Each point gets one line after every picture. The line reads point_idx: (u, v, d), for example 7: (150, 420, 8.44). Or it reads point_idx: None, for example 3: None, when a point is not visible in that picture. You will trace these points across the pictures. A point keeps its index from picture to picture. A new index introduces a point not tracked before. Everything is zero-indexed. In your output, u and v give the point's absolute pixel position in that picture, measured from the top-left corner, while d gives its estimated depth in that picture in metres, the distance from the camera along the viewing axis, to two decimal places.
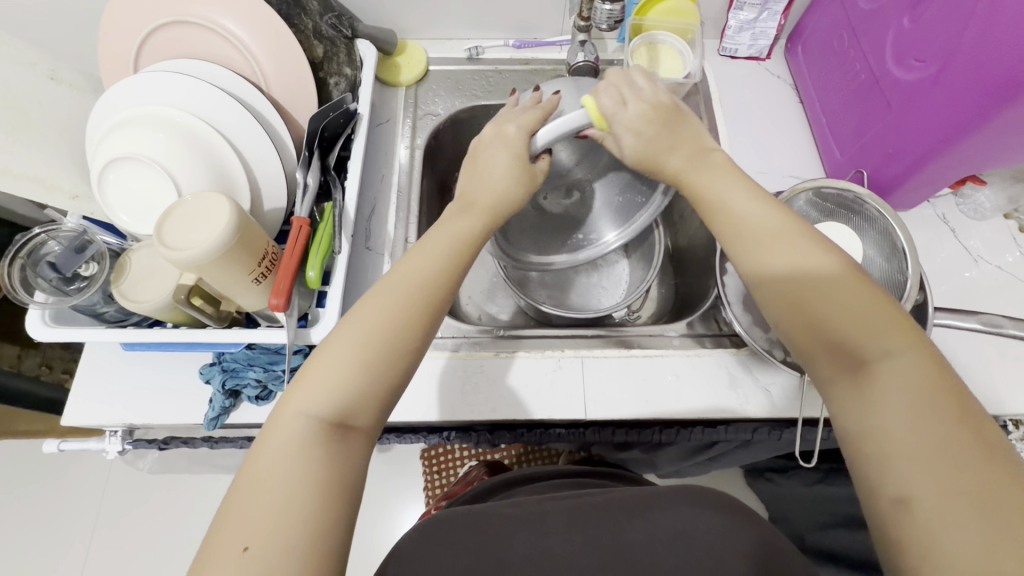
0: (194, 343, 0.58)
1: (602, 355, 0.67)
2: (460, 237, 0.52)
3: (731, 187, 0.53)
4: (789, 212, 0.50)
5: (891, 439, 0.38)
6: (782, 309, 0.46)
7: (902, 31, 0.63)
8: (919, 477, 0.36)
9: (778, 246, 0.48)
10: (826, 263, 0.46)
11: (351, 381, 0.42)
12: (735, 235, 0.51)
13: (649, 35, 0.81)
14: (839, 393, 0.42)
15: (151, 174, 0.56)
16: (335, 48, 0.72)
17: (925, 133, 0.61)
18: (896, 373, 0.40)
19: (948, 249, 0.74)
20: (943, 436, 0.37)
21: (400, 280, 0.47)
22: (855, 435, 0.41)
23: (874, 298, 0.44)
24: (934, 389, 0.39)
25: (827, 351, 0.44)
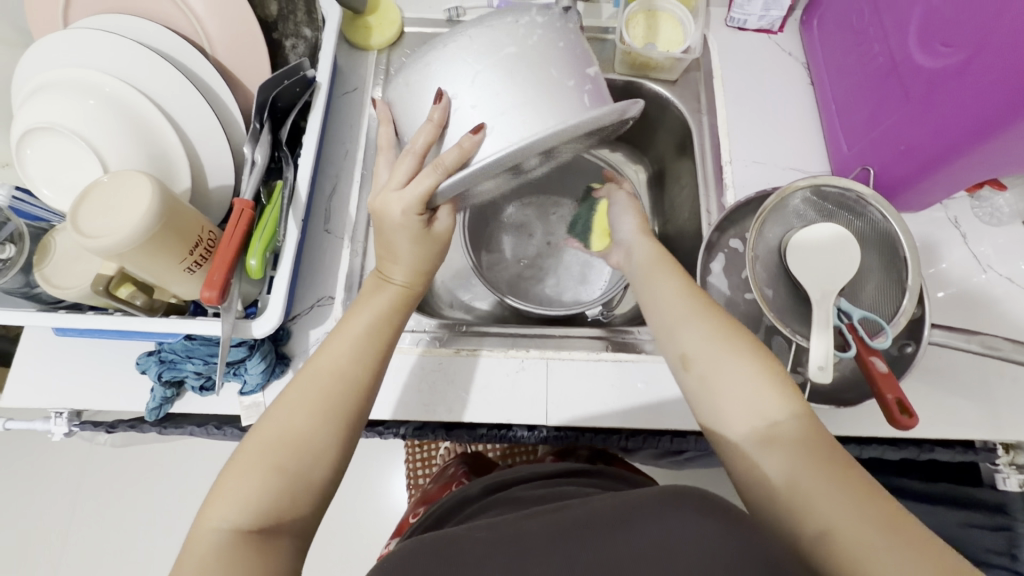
0: (130, 332, 0.54)
1: (569, 357, 0.63)
2: (380, 313, 0.51)
3: (659, 270, 0.55)
4: (699, 289, 0.52)
5: (794, 491, 0.38)
6: (693, 381, 0.46)
7: (931, 7, 0.53)
8: (832, 520, 0.36)
9: (675, 313, 0.50)
10: (715, 319, 0.48)
11: (274, 480, 0.41)
12: (663, 308, 0.51)
13: (648, 2, 0.74)
14: (746, 454, 0.42)
15: (74, 148, 0.50)
16: (292, 5, 0.64)
17: (944, 130, 0.54)
18: (800, 432, 0.40)
19: (954, 255, 0.68)
20: (838, 484, 0.37)
21: (315, 378, 0.46)
22: (771, 498, 0.39)
23: (753, 351, 0.46)
24: (826, 445, 0.40)
25: (739, 413, 0.43)
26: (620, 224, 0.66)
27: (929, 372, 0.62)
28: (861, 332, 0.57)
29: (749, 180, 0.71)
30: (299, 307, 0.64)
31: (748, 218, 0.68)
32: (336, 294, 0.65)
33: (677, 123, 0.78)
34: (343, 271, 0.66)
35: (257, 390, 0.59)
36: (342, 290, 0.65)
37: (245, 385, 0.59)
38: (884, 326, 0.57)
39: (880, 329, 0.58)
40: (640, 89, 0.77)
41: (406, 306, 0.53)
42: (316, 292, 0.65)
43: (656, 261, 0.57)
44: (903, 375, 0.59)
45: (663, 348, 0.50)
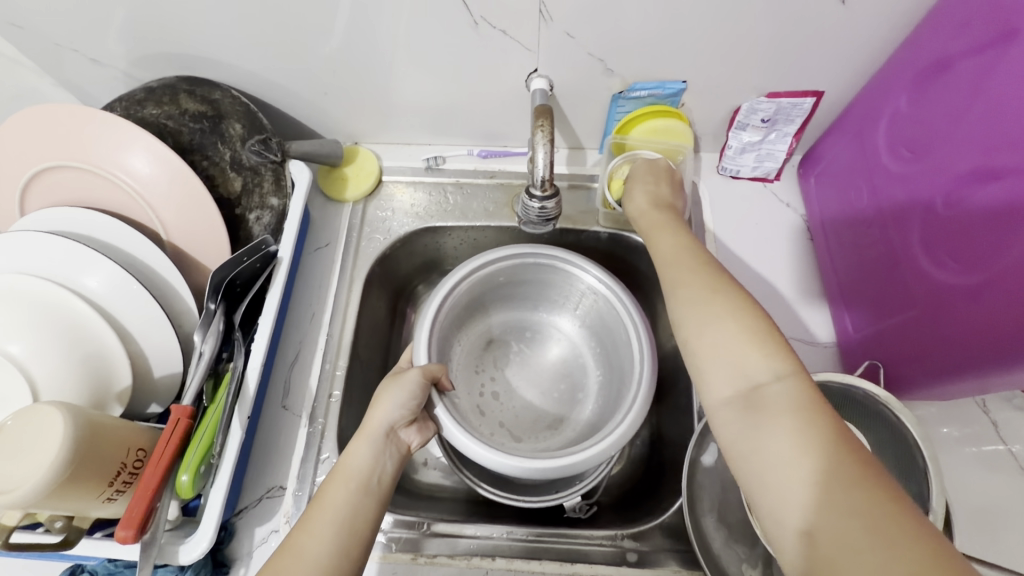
0: (46, 553, 0.49)
1: (540, 568, 0.56)
2: (351, 472, 0.53)
3: (659, 236, 0.56)
4: (708, 259, 0.51)
5: (826, 538, 0.34)
6: (682, 342, 0.47)
7: (933, 213, 0.48)
8: (806, 494, 0.36)
9: (699, 324, 0.45)
10: (740, 330, 0.44)
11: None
12: (663, 280, 0.51)
13: (634, 156, 0.69)
14: (728, 409, 0.42)
15: (1, 365, 0.48)
16: (258, 178, 0.63)
17: (954, 345, 0.48)
18: (785, 385, 0.40)
19: (980, 444, 0.60)
20: (820, 455, 0.36)
21: (289, 569, 0.47)
22: (752, 460, 0.39)
23: (781, 368, 0.41)
24: (864, 475, 0.35)
25: (722, 369, 0.43)
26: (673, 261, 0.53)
27: None
28: None
29: None
30: (246, 500, 0.59)
31: None
32: (287, 483, 0.60)
33: None
34: (298, 456, 0.61)
35: None
36: (294, 480, 0.59)
37: None
38: None
39: None
40: (625, 240, 0.73)
41: (392, 457, 0.56)
42: (266, 481, 0.60)
43: (681, 255, 0.52)
44: None
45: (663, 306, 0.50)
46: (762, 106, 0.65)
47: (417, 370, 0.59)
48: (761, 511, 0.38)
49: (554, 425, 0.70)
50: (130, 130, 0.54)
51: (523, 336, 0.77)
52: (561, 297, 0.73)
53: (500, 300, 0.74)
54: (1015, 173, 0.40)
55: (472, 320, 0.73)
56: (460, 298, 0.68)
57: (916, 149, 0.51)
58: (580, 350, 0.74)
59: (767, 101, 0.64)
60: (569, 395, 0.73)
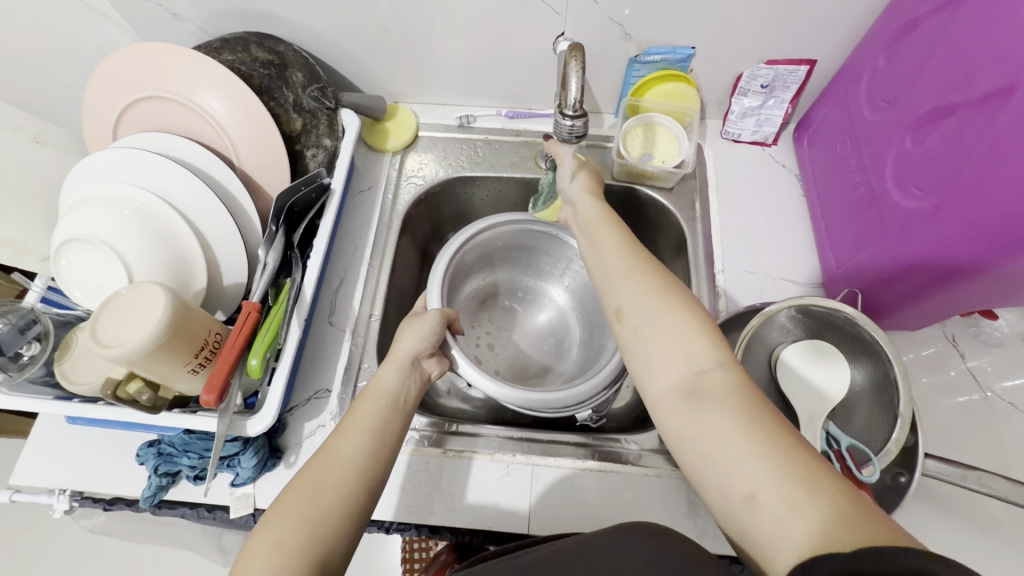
0: (133, 423, 0.57)
1: (555, 464, 0.64)
2: (383, 391, 0.56)
3: (602, 229, 0.59)
4: (642, 250, 0.56)
5: (732, 469, 0.40)
6: (629, 332, 0.50)
7: (903, 151, 0.56)
8: (725, 446, 0.41)
9: (622, 294, 0.52)
10: (651, 297, 0.50)
11: (287, 558, 0.43)
12: (598, 273, 0.57)
13: (647, 117, 0.78)
14: (673, 397, 0.46)
15: (103, 256, 0.56)
16: (316, 121, 0.71)
17: (919, 266, 0.55)
18: (721, 375, 0.44)
19: (951, 370, 0.68)
20: (756, 435, 0.40)
21: (326, 468, 0.49)
22: (696, 440, 0.43)
23: (691, 328, 0.48)
24: (760, 414, 0.42)
25: (663, 359, 0.47)
26: (567, 187, 0.66)
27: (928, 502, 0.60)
28: (849, 462, 0.56)
29: (740, 289, 0.72)
30: (296, 400, 0.67)
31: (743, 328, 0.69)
32: (332, 386, 0.67)
33: (673, 229, 0.80)
34: (341, 365, 0.69)
35: (249, 482, 0.61)
36: (339, 383, 0.67)
37: (237, 476, 0.61)
38: (871, 457, 0.56)
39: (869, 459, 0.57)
40: (636, 193, 0.81)
41: (415, 384, 0.59)
42: (314, 384, 0.68)
43: (599, 222, 0.60)
44: (899, 507, 0.57)
45: (607, 302, 0.54)
46: (762, 72, 0.73)
47: (436, 312, 0.64)
48: (705, 488, 0.42)
49: (541, 376, 0.79)
50: (212, 70, 0.63)
51: (515, 295, 0.85)
52: (549, 263, 0.81)
53: (498, 261, 0.82)
54: (965, 107, 0.49)
55: (474, 278, 0.81)
56: (468, 253, 0.76)
57: (890, 98, 0.59)
58: (564, 310, 0.83)
59: (765, 67, 0.72)
60: (556, 348, 0.81)
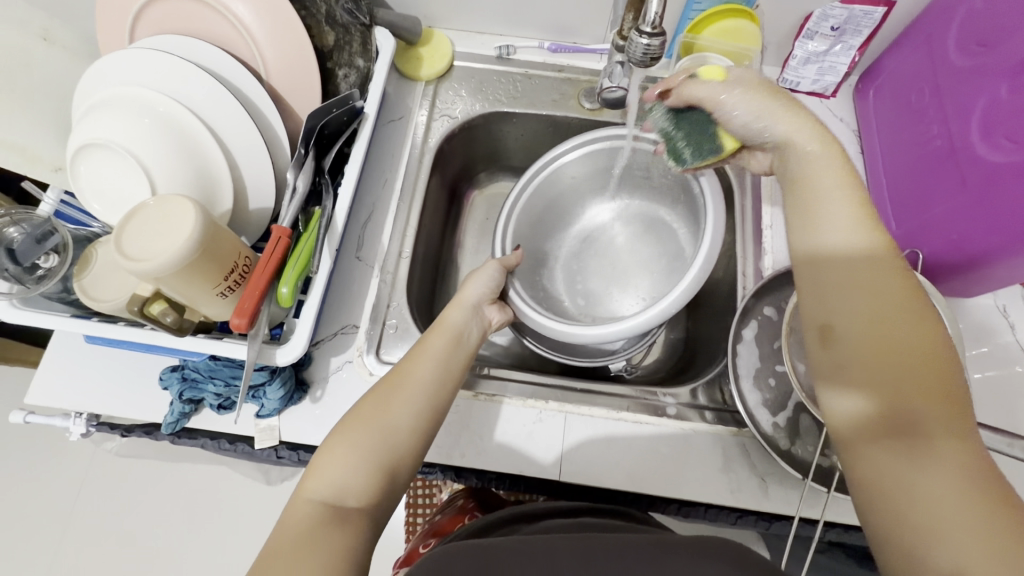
0: (156, 347, 0.55)
1: (589, 413, 0.62)
2: (452, 326, 0.55)
3: (833, 198, 0.46)
4: (887, 244, 0.44)
5: (940, 541, 0.33)
6: (830, 355, 0.43)
7: (996, 101, 0.52)
8: (939, 518, 0.34)
9: (836, 296, 0.44)
10: (886, 307, 0.41)
11: (364, 459, 0.42)
12: (807, 255, 0.47)
13: (700, 57, 0.71)
14: (879, 449, 0.38)
15: (125, 165, 0.51)
16: (349, 37, 0.65)
17: (995, 226, 0.52)
18: (955, 447, 0.36)
19: (996, 343, 0.66)
20: (977, 517, 0.33)
21: (400, 381, 0.48)
22: (898, 505, 0.36)
23: (931, 362, 0.39)
24: (998, 495, 0.34)
25: (874, 404, 0.39)
26: (752, 127, 0.51)
27: None
28: None
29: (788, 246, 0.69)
30: (321, 334, 0.64)
31: None
32: (360, 322, 0.65)
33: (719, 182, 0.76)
34: (370, 301, 0.66)
35: (274, 414, 0.59)
36: (367, 319, 0.64)
37: (262, 408, 0.59)
38: None
39: None
40: None
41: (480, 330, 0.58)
42: (341, 319, 0.65)
43: (818, 181, 0.47)
44: None
45: (806, 304, 0.46)
46: (834, 12, 0.66)
47: (495, 261, 0.62)
48: (886, 547, 0.36)
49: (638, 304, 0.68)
50: None
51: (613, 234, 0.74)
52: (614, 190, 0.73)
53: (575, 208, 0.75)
54: None
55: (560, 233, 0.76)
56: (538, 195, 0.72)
57: (985, 43, 0.54)
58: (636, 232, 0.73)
59: (840, 7, 0.65)
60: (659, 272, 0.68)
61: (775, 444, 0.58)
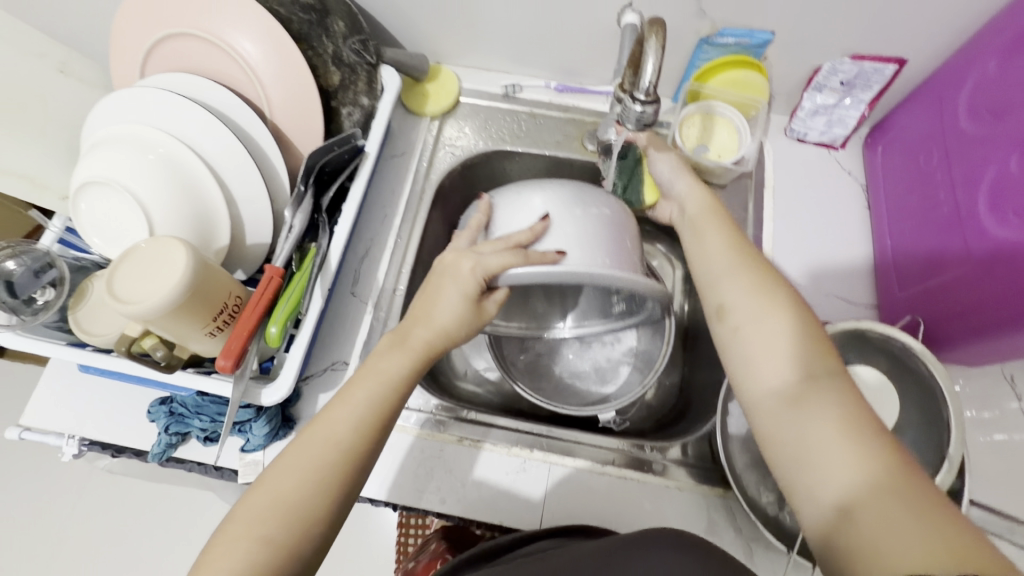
0: (147, 379, 0.55)
1: (573, 464, 0.61)
2: (392, 378, 0.47)
3: (705, 223, 0.56)
4: (749, 248, 0.52)
5: (842, 484, 0.38)
6: (727, 332, 0.48)
7: (1005, 173, 0.51)
8: (837, 463, 0.39)
9: (728, 287, 0.50)
10: (762, 289, 0.48)
11: (258, 556, 0.39)
12: (699, 262, 0.54)
13: (707, 105, 0.72)
14: (777, 405, 0.43)
15: (124, 202, 0.52)
16: (354, 76, 0.66)
17: (1001, 303, 0.51)
18: (833, 396, 0.41)
19: (1003, 414, 0.63)
20: (857, 446, 0.39)
21: (315, 445, 0.43)
22: (801, 450, 0.41)
23: (806, 329, 0.45)
24: (869, 428, 0.40)
25: (770, 360, 0.45)
26: (672, 181, 0.62)
27: None
28: None
29: None
30: (311, 370, 0.64)
31: None
32: (350, 359, 0.65)
33: None
34: (361, 338, 0.66)
35: (259, 449, 0.60)
36: (357, 357, 0.64)
37: (248, 442, 0.59)
38: None
39: None
40: None
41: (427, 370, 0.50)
42: (332, 355, 0.65)
43: (705, 212, 0.57)
44: None
45: (705, 297, 0.52)
46: (844, 67, 0.66)
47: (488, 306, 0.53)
48: (800, 498, 0.40)
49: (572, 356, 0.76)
50: (251, 11, 0.58)
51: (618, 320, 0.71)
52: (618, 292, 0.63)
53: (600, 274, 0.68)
54: None
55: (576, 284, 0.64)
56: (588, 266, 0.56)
57: (995, 111, 0.53)
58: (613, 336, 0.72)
59: (850, 62, 0.65)
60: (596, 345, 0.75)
61: (762, 511, 0.56)
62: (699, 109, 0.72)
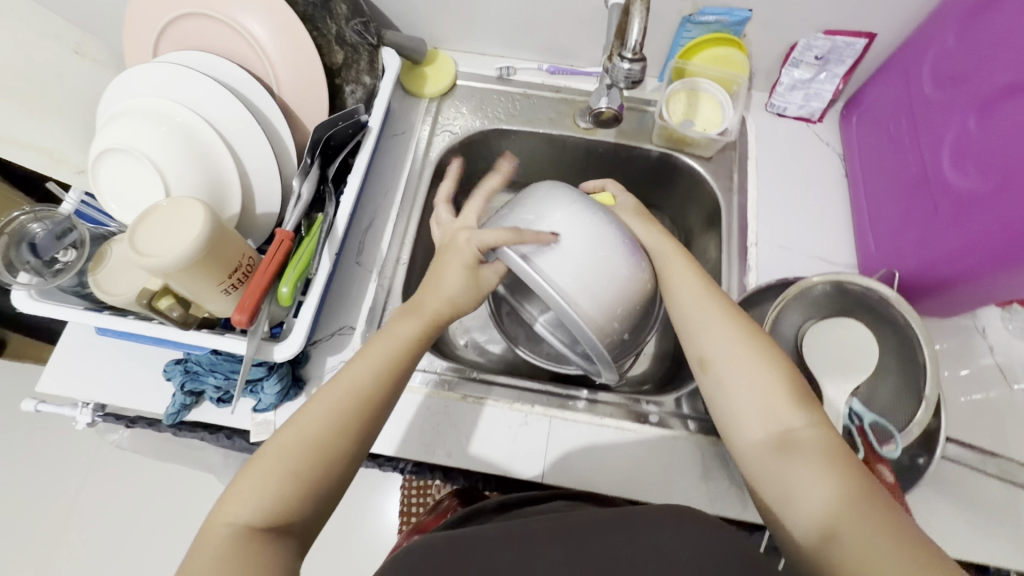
0: (163, 340, 0.58)
1: (572, 418, 0.64)
2: (407, 340, 0.52)
3: (673, 261, 0.60)
4: (721, 294, 0.57)
5: (824, 516, 0.42)
6: (711, 384, 0.52)
7: (964, 131, 0.55)
8: (822, 500, 0.43)
9: (710, 336, 0.53)
10: (739, 337, 0.52)
11: (288, 490, 0.43)
12: (678, 308, 0.57)
13: (691, 82, 0.76)
14: (764, 455, 0.47)
15: (142, 167, 0.55)
16: (357, 56, 0.69)
17: (965, 250, 0.54)
18: (812, 439, 0.46)
19: (977, 364, 0.67)
20: (837, 486, 0.43)
21: (328, 396, 0.47)
22: (789, 491, 0.45)
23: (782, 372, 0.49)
24: (846, 463, 0.44)
25: (752, 412, 0.49)
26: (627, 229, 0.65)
27: (946, 487, 0.59)
28: (872, 439, 0.57)
29: (771, 264, 0.71)
30: (319, 334, 0.67)
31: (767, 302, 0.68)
32: (356, 324, 0.68)
33: (707, 198, 0.79)
34: (367, 304, 0.69)
35: (270, 408, 0.62)
36: (362, 322, 0.67)
37: (260, 402, 0.62)
38: (894, 434, 0.56)
39: (890, 437, 0.57)
40: (674, 160, 0.79)
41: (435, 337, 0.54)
42: (338, 321, 0.68)
43: (673, 256, 0.61)
44: (912, 488, 0.57)
45: (687, 348, 0.56)
46: (818, 42, 0.71)
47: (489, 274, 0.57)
48: (791, 537, 0.44)
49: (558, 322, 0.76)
50: None
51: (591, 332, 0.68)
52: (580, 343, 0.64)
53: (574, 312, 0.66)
54: None
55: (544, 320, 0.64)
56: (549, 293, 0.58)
57: (955, 76, 0.57)
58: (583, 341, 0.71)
59: (824, 37, 0.70)
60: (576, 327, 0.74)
61: None
62: (684, 88, 0.76)
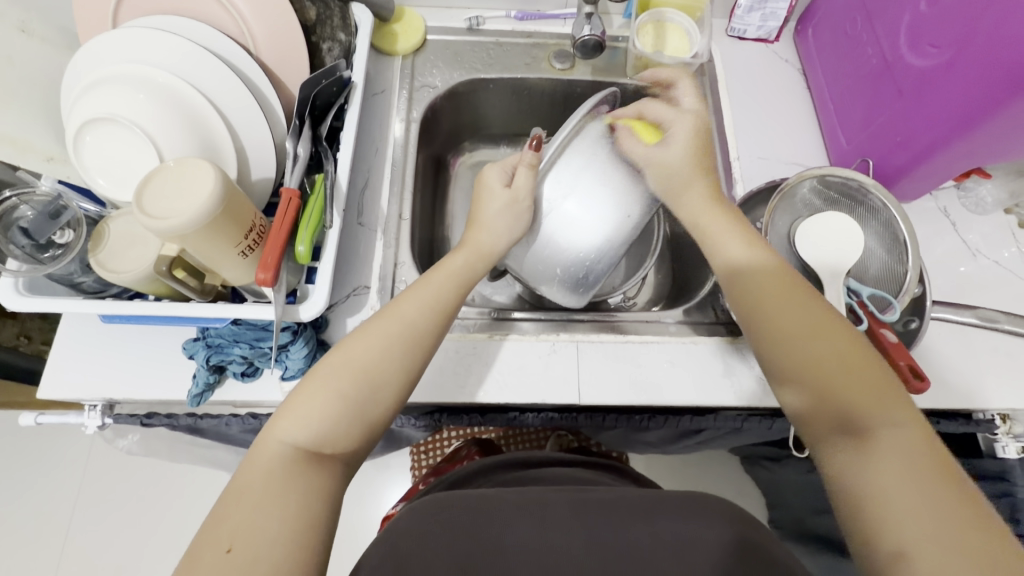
0: (177, 317, 0.55)
1: (597, 339, 0.67)
2: (453, 271, 0.57)
3: (722, 227, 0.58)
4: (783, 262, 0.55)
5: (884, 503, 0.40)
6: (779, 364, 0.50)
7: (918, 14, 0.60)
8: (888, 491, 0.40)
9: (783, 313, 0.51)
10: (816, 313, 0.50)
11: (340, 412, 0.45)
12: (737, 282, 0.55)
13: (657, 13, 0.79)
14: (833, 449, 0.44)
15: (131, 137, 0.52)
16: (329, 12, 0.68)
17: (934, 121, 0.60)
18: (894, 431, 0.42)
19: (944, 240, 0.74)
20: (922, 484, 0.39)
21: (387, 325, 0.50)
22: (848, 480, 0.42)
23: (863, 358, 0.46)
24: (931, 458, 0.41)
25: (820, 402, 0.46)
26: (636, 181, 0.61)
27: (933, 348, 0.66)
28: (871, 307, 0.62)
29: (755, 175, 0.76)
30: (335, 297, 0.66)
31: (759, 206, 0.73)
32: (370, 283, 0.67)
33: None
34: (377, 261, 0.68)
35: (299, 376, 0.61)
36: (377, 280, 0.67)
37: (287, 370, 0.60)
38: (892, 301, 0.62)
39: (889, 304, 0.63)
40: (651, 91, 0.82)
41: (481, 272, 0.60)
42: (352, 282, 0.67)
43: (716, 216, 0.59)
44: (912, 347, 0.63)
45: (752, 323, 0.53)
46: None
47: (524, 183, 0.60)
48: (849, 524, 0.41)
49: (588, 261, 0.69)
50: None
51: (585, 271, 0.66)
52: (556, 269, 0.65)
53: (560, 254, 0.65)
54: None
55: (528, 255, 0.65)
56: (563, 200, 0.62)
57: None
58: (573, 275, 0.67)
59: None
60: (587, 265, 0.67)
61: None
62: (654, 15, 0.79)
